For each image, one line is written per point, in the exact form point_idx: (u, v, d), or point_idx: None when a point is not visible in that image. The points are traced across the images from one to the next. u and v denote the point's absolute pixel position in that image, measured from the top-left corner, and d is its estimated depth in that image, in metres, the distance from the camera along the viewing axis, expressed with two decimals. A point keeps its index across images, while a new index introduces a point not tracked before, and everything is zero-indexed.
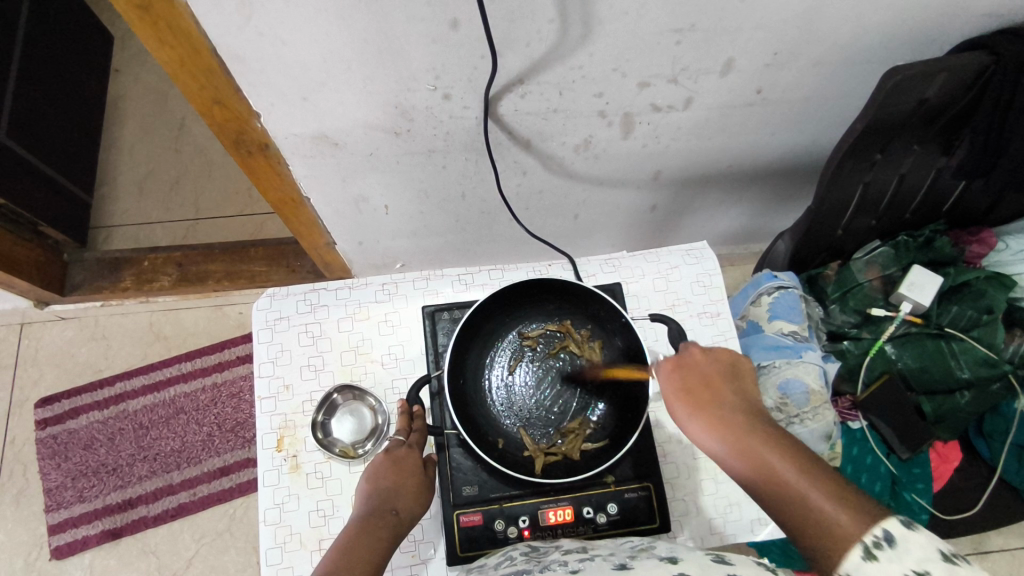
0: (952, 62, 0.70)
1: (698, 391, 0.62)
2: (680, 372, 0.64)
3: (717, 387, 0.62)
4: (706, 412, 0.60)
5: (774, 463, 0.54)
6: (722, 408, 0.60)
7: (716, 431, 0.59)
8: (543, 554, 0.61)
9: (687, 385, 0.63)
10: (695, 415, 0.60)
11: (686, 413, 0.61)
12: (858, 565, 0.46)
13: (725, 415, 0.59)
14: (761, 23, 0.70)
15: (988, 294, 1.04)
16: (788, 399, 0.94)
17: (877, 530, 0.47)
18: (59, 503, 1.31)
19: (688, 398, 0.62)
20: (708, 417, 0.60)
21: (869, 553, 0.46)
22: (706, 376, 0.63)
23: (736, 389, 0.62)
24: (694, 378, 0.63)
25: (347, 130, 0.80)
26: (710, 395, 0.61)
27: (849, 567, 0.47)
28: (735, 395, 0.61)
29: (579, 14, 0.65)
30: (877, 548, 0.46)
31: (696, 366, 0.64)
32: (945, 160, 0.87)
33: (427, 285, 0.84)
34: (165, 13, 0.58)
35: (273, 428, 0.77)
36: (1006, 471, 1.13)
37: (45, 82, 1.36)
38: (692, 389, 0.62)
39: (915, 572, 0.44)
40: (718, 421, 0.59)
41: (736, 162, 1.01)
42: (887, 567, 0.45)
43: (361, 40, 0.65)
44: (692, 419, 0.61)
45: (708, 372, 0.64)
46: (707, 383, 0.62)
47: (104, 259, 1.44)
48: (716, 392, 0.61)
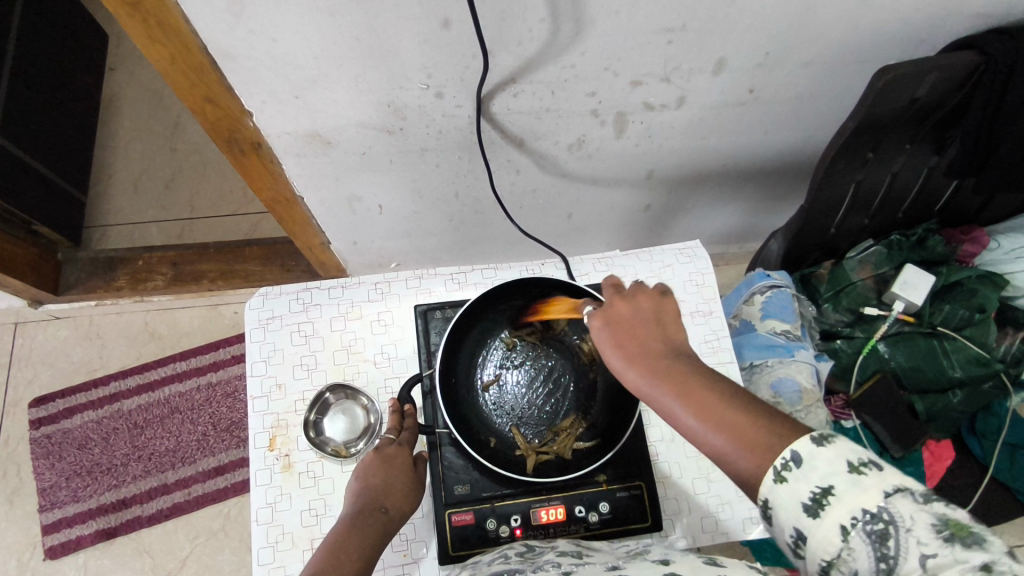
0: (943, 61, 0.70)
1: (621, 334, 0.56)
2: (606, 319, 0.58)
3: (638, 328, 0.56)
4: (632, 354, 0.54)
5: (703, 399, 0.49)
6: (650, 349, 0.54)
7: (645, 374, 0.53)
8: (537, 554, 0.61)
9: (613, 330, 0.56)
10: (623, 358, 0.54)
11: (615, 356, 0.55)
12: (773, 488, 0.46)
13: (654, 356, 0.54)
14: (753, 23, 0.70)
15: (979, 294, 1.04)
16: (780, 398, 0.93)
17: (785, 451, 0.46)
18: (54, 502, 1.31)
19: (613, 339, 0.56)
20: (636, 359, 0.54)
21: (780, 476, 0.45)
22: (627, 319, 0.57)
23: (656, 326, 0.57)
24: (620, 324, 0.57)
25: (340, 129, 0.80)
26: (634, 335, 0.55)
27: (765, 492, 0.46)
28: (657, 332, 0.56)
29: (570, 14, 0.65)
30: (786, 470, 0.45)
31: (622, 309, 0.58)
32: (937, 158, 0.87)
33: (420, 284, 0.84)
34: (155, 11, 0.58)
35: (265, 427, 0.77)
36: (997, 470, 1.14)
37: (39, 81, 1.36)
38: (617, 332, 0.56)
39: (820, 488, 0.44)
40: (645, 362, 0.53)
41: (729, 161, 1.02)
42: (796, 486, 0.45)
43: (352, 39, 0.65)
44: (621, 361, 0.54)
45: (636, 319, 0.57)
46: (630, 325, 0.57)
47: (98, 259, 1.44)
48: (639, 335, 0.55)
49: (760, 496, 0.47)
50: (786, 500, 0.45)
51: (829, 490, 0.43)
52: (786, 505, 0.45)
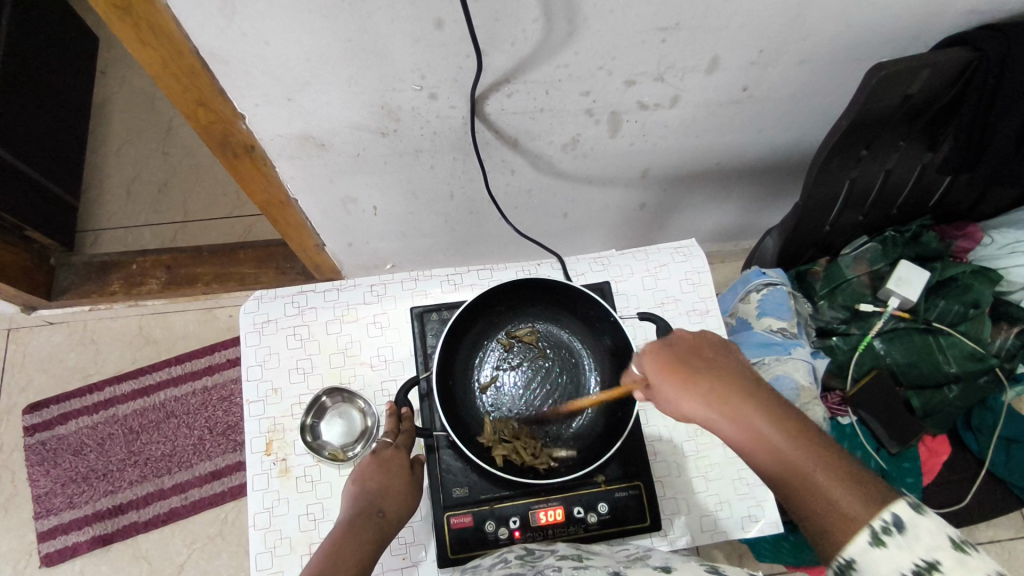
0: (936, 58, 0.70)
1: (689, 365, 0.57)
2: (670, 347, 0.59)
3: (709, 358, 0.57)
4: (703, 384, 0.55)
5: (778, 443, 0.51)
6: (722, 379, 0.55)
7: (716, 407, 0.54)
8: (537, 558, 0.61)
9: (676, 359, 0.57)
10: (688, 389, 0.55)
11: (679, 389, 0.56)
12: (864, 549, 0.46)
13: (728, 388, 0.54)
14: (746, 21, 0.70)
15: (974, 288, 1.04)
16: (778, 395, 0.94)
17: (886, 514, 0.46)
18: (49, 509, 1.30)
19: (682, 369, 0.56)
20: (708, 392, 0.54)
21: (878, 538, 0.46)
22: (696, 349, 0.58)
23: (729, 357, 0.58)
24: (688, 353, 0.58)
25: (333, 131, 0.79)
26: (706, 365, 0.56)
27: (853, 551, 0.47)
28: (729, 362, 0.57)
29: (564, 13, 0.64)
30: (885, 533, 0.46)
31: (685, 341, 0.59)
32: (931, 155, 0.87)
33: (416, 286, 0.84)
34: (145, 14, 0.58)
35: (262, 432, 0.76)
36: (993, 464, 1.14)
37: (29, 85, 1.34)
38: (686, 361, 0.57)
39: (924, 560, 0.45)
40: (717, 395, 0.54)
41: (724, 160, 1.02)
42: (894, 553, 0.45)
43: (345, 40, 0.65)
44: (686, 395, 0.55)
45: (700, 345, 0.59)
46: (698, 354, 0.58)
47: (91, 263, 1.43)
48: (708, 364, 0.57)
49: (844, 556, 0.47)
50: (883, 567, 0.46)
51: (934, 564, 0.44)
52: (881, 572, 0.45)
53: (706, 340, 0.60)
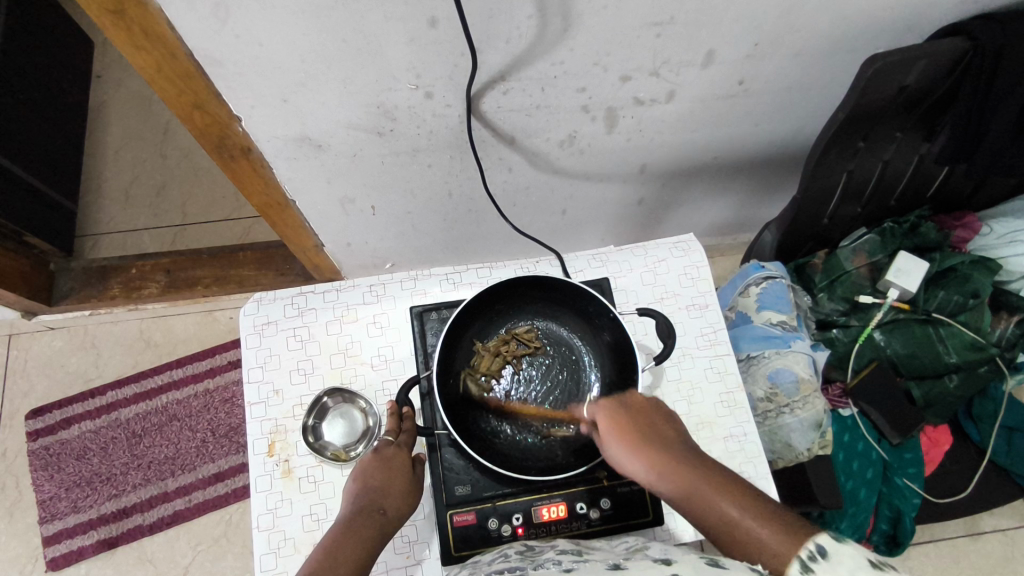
0: (931, 48, 0.70)
1: (631, 426, 0.63)
2: (617, 407, 0.65)
3: (651, 425, 0.63)
4: (640, 443, 0.61)
5: (706, 491, 0.55)
6: (657, 441, 0.61)
7: (649, 462, 0.60)
8: (537, 552, 0.61)
9: (621, 418, 0.64)
10: (628, 448, 0.62)
11: (621, 446, 0.62)
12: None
13: (662, 446, 0.60)
14: (740, 15, 0.70)
15: (974, 279, 1.04)
16: (777, 388, 0.95)
17: (811, 545, 0.47)
18: (54, 514, 1.30)
19: (625, 428, 0.63)
20: (643, 449, 0.61)
21: (805, 566, 0.46)
22: (640, 414, 0.64)
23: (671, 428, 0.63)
24: (631, 415, 0.64)
25: (328, 132, 0.79)
26: (642, 428, 0.63)
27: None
28: (670, 431, 0.63)
29: (558, 10, 0.64)
30: (812, 561, 0.46)
31: (635, 402, 0.66)
32: (928, 145, 0.87)
33: (415, 285, 0.84)
34: (140, 18, 0.57)
35: (264, 433, 0.76)
36: (995, 453, 1.14)
37: (25, 91, 1.34)
38: (630, 422, 0.63)
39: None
40: (651, 451, 0.60)
41: (721, 153, 1.02)
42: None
43: (339, 40, 0.65)
44: (625, 451, 0.62)
45: (643, 408, 0.65)
46: (643, 416, 0.64)
47: (91, 268, 1.43)
48: (650, 426, 0.63)
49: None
50: None
51: None
52: None
53: (654, 405, 0.66)
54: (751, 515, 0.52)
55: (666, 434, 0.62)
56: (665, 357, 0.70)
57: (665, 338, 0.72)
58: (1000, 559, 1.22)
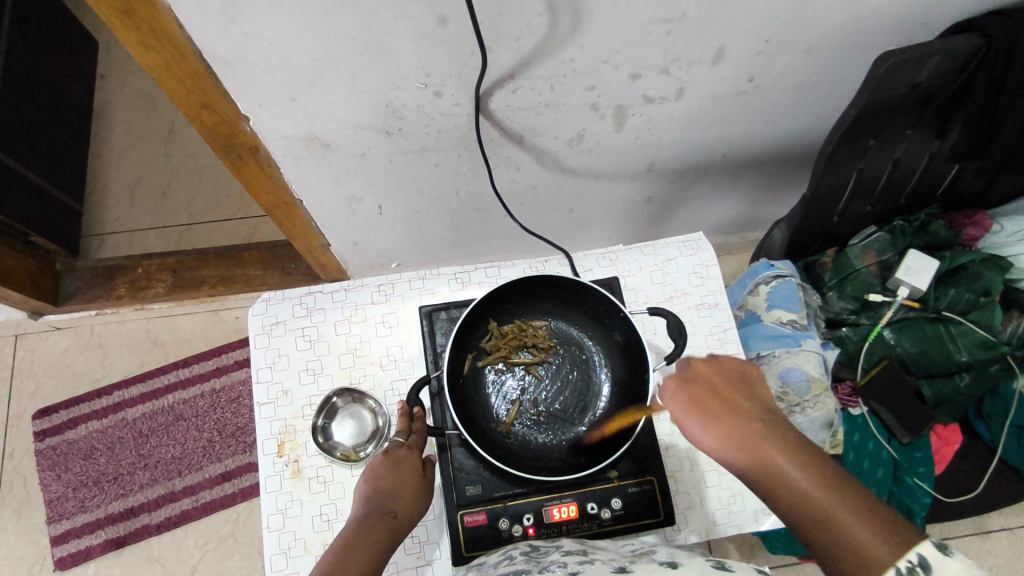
0: (944, 45, 0.69)
1: (708, 401, 0.61)
2: (689, 383, 0.64)
3: (727, 398, 0.62)
4: (717, 418, 0.60)
5: (785, 470, 0.54)
6: (737, 414, 0.59)
7: (727, 437, 0.58)
8: (543, 554, 0.61)
9: (700, 391, 0.62)
10: (705, 422, 0.60)
11: (698, 420, 0.60)
12: None
13: (741, 421, 0.59)
14: (751, 12, 0.69)
15: (984, 277, 1.03)
16: (788, 388, 0.94)
17: (911, 555, 0.47)
18: (61, 514, 1.30)
19: (702, 402, 0.61)
20: (722, 424, 0.59)
21: None
22: (719, 387, 0.63)
23: (752, 400, 0.61)
24: (708, 390, 0.62)
25: (336, 131, 0.79)
26: (722, 403, 0.61)
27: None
28: (750, 405, 0.61)
29: (568, 7, 0.64)
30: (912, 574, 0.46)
31: (707, 378, 0.64)
32: (939, 143, 0.86)
33: (424, 285, 0.84)
34: (148, 17, 0.57)
35: (273, 433, 0.76)
36: (1006, 452, 1.14)
37: (31, 91, 1.34)
38: (706, 396, 0.62)
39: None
40: (728, 425, 0.59)
41: (730, 151, 1.01)
42: None
43: (348, 39, 0.64)
44: (702, 425, 0.60)
45: (720, 382, 0.63)
46: (721, 394, 0.62)
47: (97, 268, 1.42)
48: (728, 401, 0.61)
49: None
50: None
51: None
52: None
53: (734, 380, 0.64)
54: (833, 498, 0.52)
55: (747, 409, 0.60)
56: (676, 357, 0.70)
57: (676, 338, 0.72)
58: (1009, 558, 1.22)
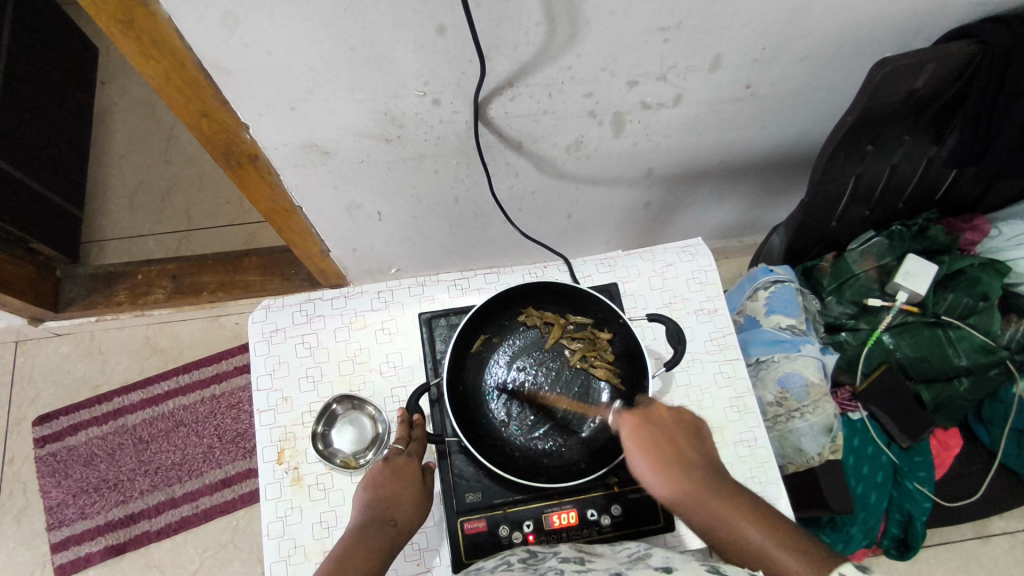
0: (940, 51, 0.70)
1: (663, 450, 0.60)
2: (645, 427, 0.62)
3: (682, 448, 0.60)
4: (669, 469, 0.59)
5: (736, 522, 0.55)
6: (688, 467, 0.59)
7: (679, 491, 0.58)
8: (540, 560, 0.61)
9: (654, 444, 0.60)
10: (661, 477, 0.59)
11: (655, 477, 0.59)
12: None
13: (691, 473, 0.58)
14: (748, 19, 0.70)
15: (983, 281, 1.04)
16: (788, 392, 0.95)
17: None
18: (61, 520, 1.30)
19: (654, 452, 0.60)
20: (674, 477, 0.58)
21: None
22: (673, 435, 0.61)
23: (700, 454, 0.60)
24: (665, 442, 0.61)
25: (336, 138, 0.79)
26: (675, 455, 0.60)
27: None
28: (704, 457, 0.60)
29: (566, 16, 0.64)
30: None
31: (661, 424, 0.62)
32: (936, 148, 0.87)
33: (424, 291, 0.84)
34: (149, 28, 0.58)
35: (273, 441, 0.76)
36: (1006, 455, 1.13)
37: (32, 99, 1.35)
38: (660, 444, 0.60)
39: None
40: (680, 478, 0.58)
41: (728, 157, 1.01)
42: None
43: (348, 48, 0.65)
44: (660, 480, 0.59)
45: (674, 431, 0.62)
46: (673, 444, 0.61)
47: (97, 274, 1.43)
48: (681, 453, 0.60)
49: None
50: None
51: None
52: None
53: (687, 428, 0.62)
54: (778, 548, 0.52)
55: (700, 460, 0.60)
56: (675, 362, 0.70)
57: (675, 344, 0.72)
58: (1010, 562, 1.22)
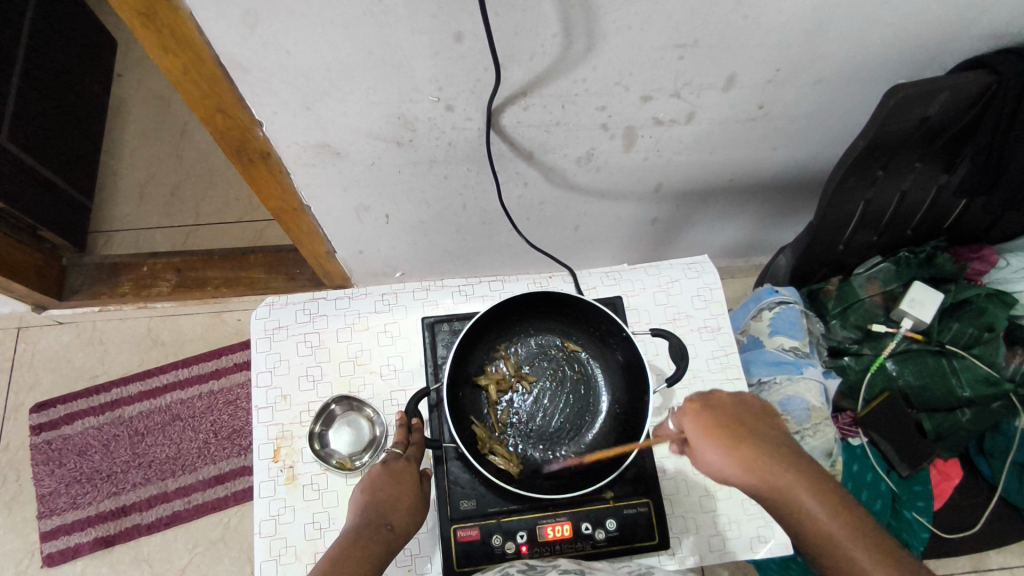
0: (954, 80, 0.70)
1: (727, 429, 0.62)
2: (709, 412, 0.64)
3: (747, 425, 0.62)
4: (741, 451, 0.60)
5: (800, 497, 0.57)
6: (759, 445, 0.60)
7: (750, 473, 0.59)
8: (539, 572, 0.60)
9: (715, 422, 0.63)
10: (722, 449, 0.61)
11: (719, 452, 0.61)
12: None
13: (759, 454, 0.60)
14: (764, 40, 0.70)
15: (989, 312, 1.04)
16: (789, 415, 0.93)
17: None
18: (52, 509, 1.30)
19: (721, 436, 0.61)
20: (741, 457, 0.60)
21: None
22: (738, 417, 0.63)
23: (766, 429, 0.62)
24: (729, 419, 0.63)
25: (348, 140, 0.79)
26: (740, 430, 0.62)
27: None
28: (770, 430, 0.62)
29: (583, 28, 0.65)
30: None
31: (722, 406, 0.64)
32: (947, 177, 0.87)
33: (427, 296, 0.84)
34: (169, 21, 0.58)
35: (270, 438, 0.76)
36: (1007, 490, 1.12)
37: (49, 87, 1.36)
38: (723, 425, 0.62)
39: None
40: (753, 459, 0.59)
41: (738, 177, 1.02)
42: None
43: (365, 51, 0.65)
44: (721, 456, 0.60)
45: (739, 412, 0.64)
46: (735, 421, 0.63)
47: (103, 265, 1.44)
48: (746, 430, 0.62)
49: None
50: None
51: None
52: None
53: (750, 407, 0.65)
54: (840, 528, 0.55)
55: (768, 433, 0.62)
56: (676, 379, 0.70)
57: (677, 360, 0.72)
58: None
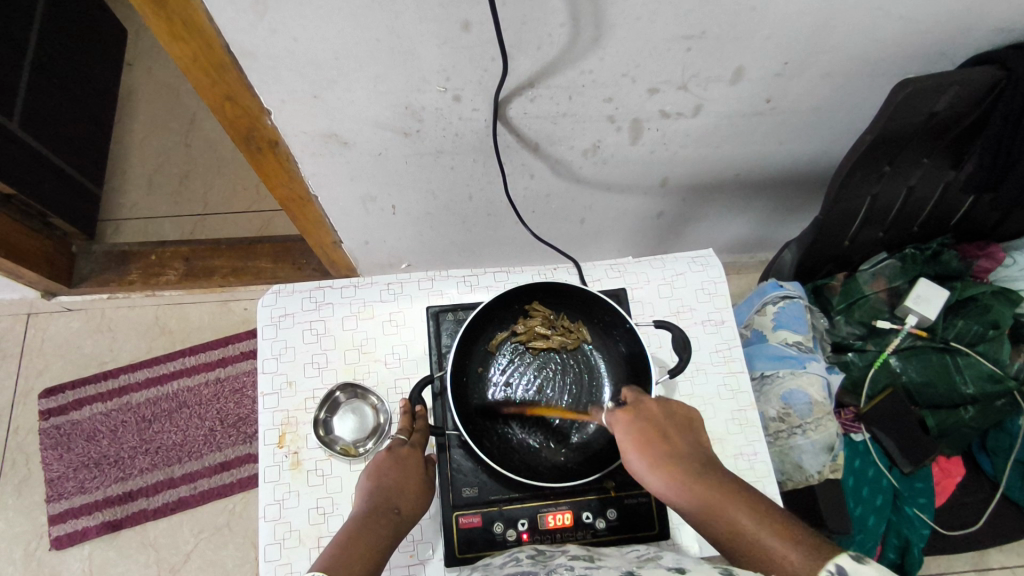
0: (962, 75, 0.70)
1: (655, 442, 0.59)
2: (637, 421, 0.61)
3: (671, 437, 0.60)
4: (665, 464, 0.58)
5: (725, 509, 0.53)
6: (682, 458, 0.58)
7: (672, 485, 0.57)
8: (549, 557, 0.61)
9: (643, 432, 0.60)
10: (648, 462, 0.58)
11: (644, 464, 0.58)
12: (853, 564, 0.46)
13: (681, 463, 0.57)
14: (772, 33, 0.70)
15: (994, 309, 1.03)
16: (790, 409, 0.94)
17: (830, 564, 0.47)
18: (60, 493, 1.31)
19: (643, 450, 0.59)
20: (666, 469, 0.57)
21: None
22: (663, 427, 0.61)
23: (692, 442, 0.60)
24: (654, 428, 0.61)
25: (356, 129, 0.80)
26: (663, 441, 0.59)
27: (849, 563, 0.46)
28: (693, 443, 0.60)
29: (590, 18, 0.65)
30: None
31: (649, 416, 0.62)
32: (954, 173, 0.87)
33: (432, 286, 0.85)
34: (180, 9, 0.59)
35: (274, 424, 0.77)
36: (1008, 487, 1.13)
37: (61, 77, 1.37)
38: (647, 437, 0.60)
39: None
40: (674, 470, 0.57)
41: (744, 171, 1.02)
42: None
43: (373, 39, 0.65)
44: (648, 468, 0.58)
45: (668, 421, 0.61)
46: (658, 431, 0.60)
47: (111, 253, 1.45)
48: (670, 441, 0.60)
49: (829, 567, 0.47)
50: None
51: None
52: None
53: (678, 418, 0.62)
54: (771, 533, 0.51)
55: (692, 447, 0.60)
56: (678, 370, 0.69)
57: (680, 351, 0.72)
58: None
